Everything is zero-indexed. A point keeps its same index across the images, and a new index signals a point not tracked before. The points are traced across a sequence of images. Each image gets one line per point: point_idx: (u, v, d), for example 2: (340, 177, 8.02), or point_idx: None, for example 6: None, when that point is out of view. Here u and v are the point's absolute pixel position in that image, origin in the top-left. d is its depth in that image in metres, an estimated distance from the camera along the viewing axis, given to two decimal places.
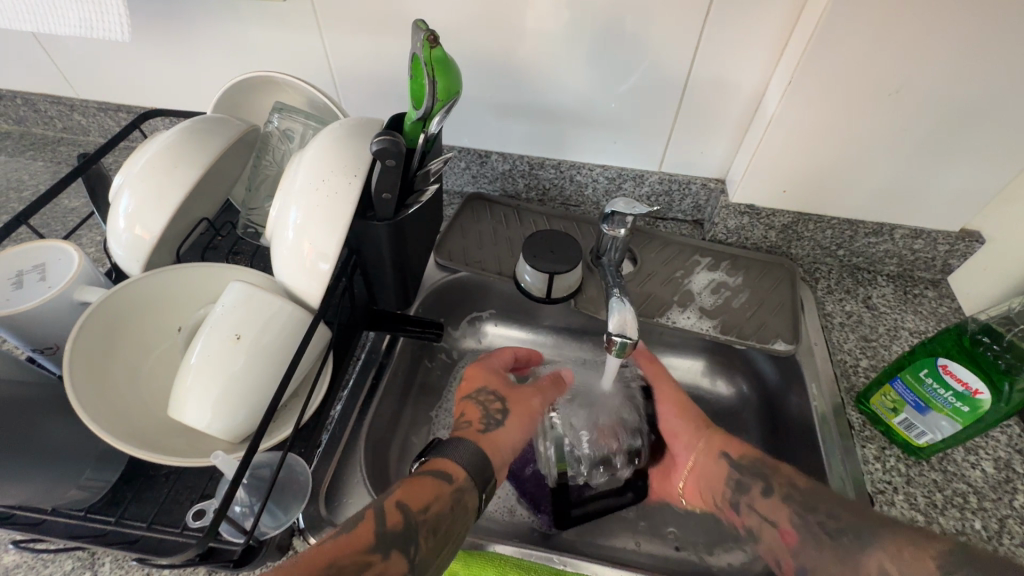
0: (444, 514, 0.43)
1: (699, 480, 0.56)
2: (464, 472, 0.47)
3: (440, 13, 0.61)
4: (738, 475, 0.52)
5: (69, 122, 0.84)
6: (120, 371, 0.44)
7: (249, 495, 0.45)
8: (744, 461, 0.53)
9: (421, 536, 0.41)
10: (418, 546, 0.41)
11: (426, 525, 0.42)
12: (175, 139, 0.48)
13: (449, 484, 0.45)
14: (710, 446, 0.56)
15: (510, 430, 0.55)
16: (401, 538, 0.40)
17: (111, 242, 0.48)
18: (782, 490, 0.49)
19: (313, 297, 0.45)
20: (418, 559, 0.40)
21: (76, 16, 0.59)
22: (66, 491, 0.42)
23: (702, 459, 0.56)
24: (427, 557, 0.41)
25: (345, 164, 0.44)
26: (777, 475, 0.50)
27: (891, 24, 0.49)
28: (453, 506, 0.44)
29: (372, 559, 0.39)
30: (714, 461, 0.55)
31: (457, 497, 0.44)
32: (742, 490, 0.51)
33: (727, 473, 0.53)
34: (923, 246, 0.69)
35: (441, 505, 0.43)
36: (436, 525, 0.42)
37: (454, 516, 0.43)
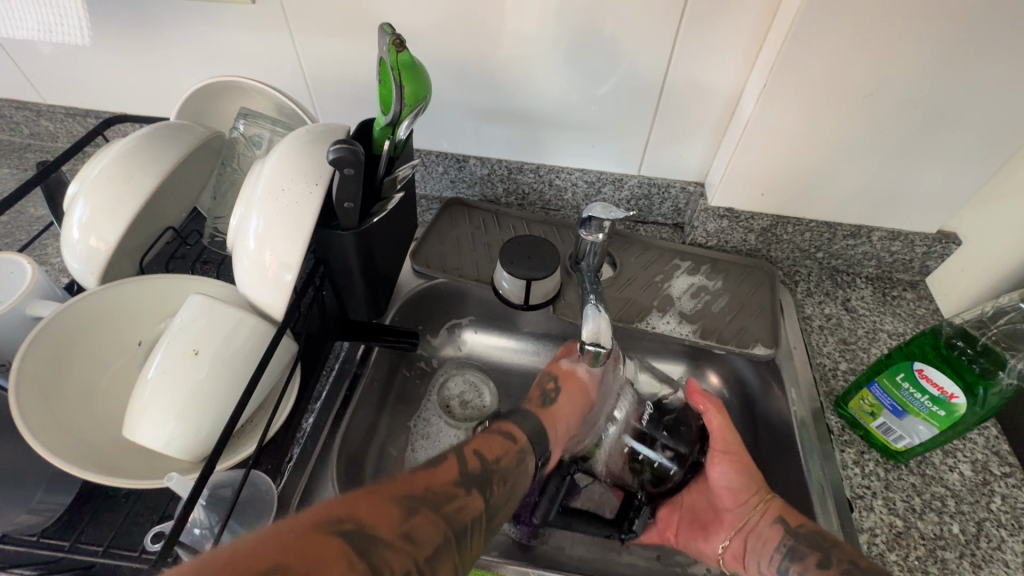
0: (511, 467, 0.43)
1: (746, 544, 0.53)
2: (524, 436, 0.48)
3: (412, 16, 0.59)
4: (794, 543, 0.48)
5: (35, 128, 0.82)
6: (74, 389, 0.43)
7: (209, 515, 0.43)
8: (804, 530, 0.49)
9: (495, 482, 0.41)
10: (494, 491, 0.40)
11: (498, 474, 0.42)
12: (132, 147, 0.47)
13: (513, 442, 0.46)
14: (770, 509, 0.52)
15: (563, 403, 0.56)
16: (480, 481, 0.40)
17: (65, 254, 0.47)
18: (840, 565, 0.45)
19: (276, 308, 0.44)
20: (493, 502, 0.40)
21: (34, 20, 0.57)
22: (15, 516, 0.41)
23: (756, 522, 0.52)
24: (499, 502, 0.40)
25: (307, 172, 0.42)
26: (838, 548, 0.46)
27: (862, 28, 0.49)
28: (517, 462, 0.44)
29: (459, 492, 0.38)
30: (768, 524, 0.51)
31: (522, 455, 0.45)
32: (794, 558, 0.48)
33: (780, 539, 0.49)
34: (901, 248, 0.69)
35: (509, 459, 0.44)
36: (506, 476, 0.42)
37: (519, 472, 0.44)
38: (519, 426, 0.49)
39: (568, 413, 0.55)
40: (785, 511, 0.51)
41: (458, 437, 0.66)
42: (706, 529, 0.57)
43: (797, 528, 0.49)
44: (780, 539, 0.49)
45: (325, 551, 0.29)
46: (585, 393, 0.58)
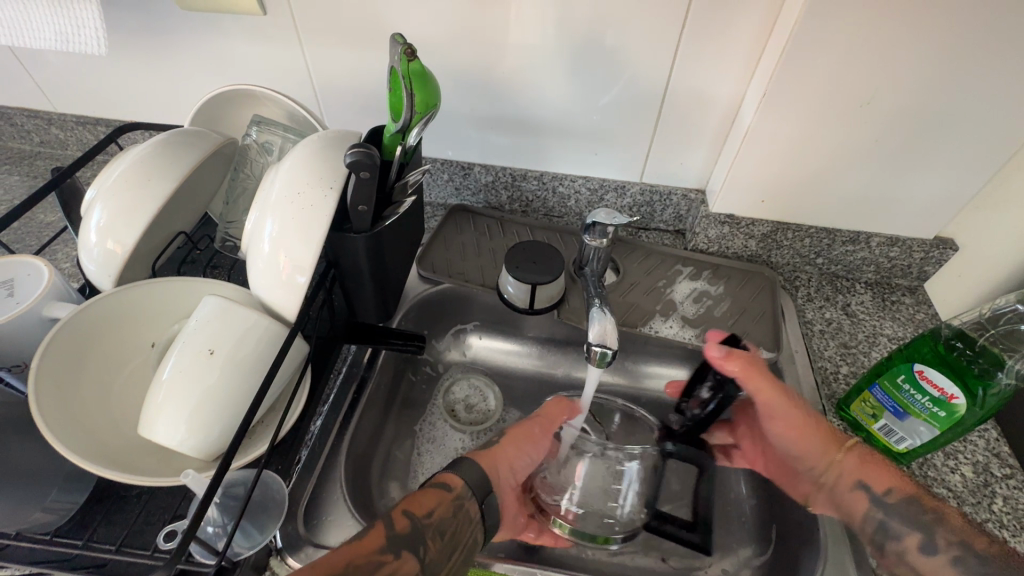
0: (449, 519, 0.41)
1: (829, 500, 0.51)
2: (463, 482, 0.44)
3: (419, 27, 0.61)
4: (884, 517, 0.46)
5: (46, 136, 0.83)
6: (90, 389, 0.43)
7: (221, 515, 0.43)
8: (892, 499, 0.46)
9: (429, 539, 0.40)
10: (427, 548, 0.39)
11: (432, 528, 0.40)
12: (148, 153, 0.48)
13: (450, 491, 0.43)
14: (847, 469, 0.50)
15: (506, 446, 0.51)
16: (410, 541, 0.39)
17: (82, 257, 0.47)
18: (949, 551, 0.41)
19: (290, 310, 0.45)
20: (429, 560, 0.39)
21: (52, 30, 0.59)
22: (31, 514, 0.41)
23: (834, 483, 0.50)
24: (436, 559, 0.39)
25: (321, 176, 0.44)
26: (943, 526, 0.42)
27: (860, 39, 0.50)
28: (456, 511, 0.42)
29: (386, 558, 0.37)
30: (850, 490, 0.49)
31: (459, 503, 0.42)
32: (887, 536, 0.45)
33: (866, 510, 0.47)
34: (899, 254, 0.70)
35: (445, 509, 0.41)
36: (442, 529, 0.40)
37: (458, 523, 0.42)
38: (458, 474, 0.44)
39: (513, 454, 0.51)
40: (864, 474, 0.48)
41: (462, 441, 0.66)
42: (788, 477, 0.57)
43: (884, 497, 0.46)
44: (866, 513, 0.47)
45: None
46: (536, 436, 0.54)
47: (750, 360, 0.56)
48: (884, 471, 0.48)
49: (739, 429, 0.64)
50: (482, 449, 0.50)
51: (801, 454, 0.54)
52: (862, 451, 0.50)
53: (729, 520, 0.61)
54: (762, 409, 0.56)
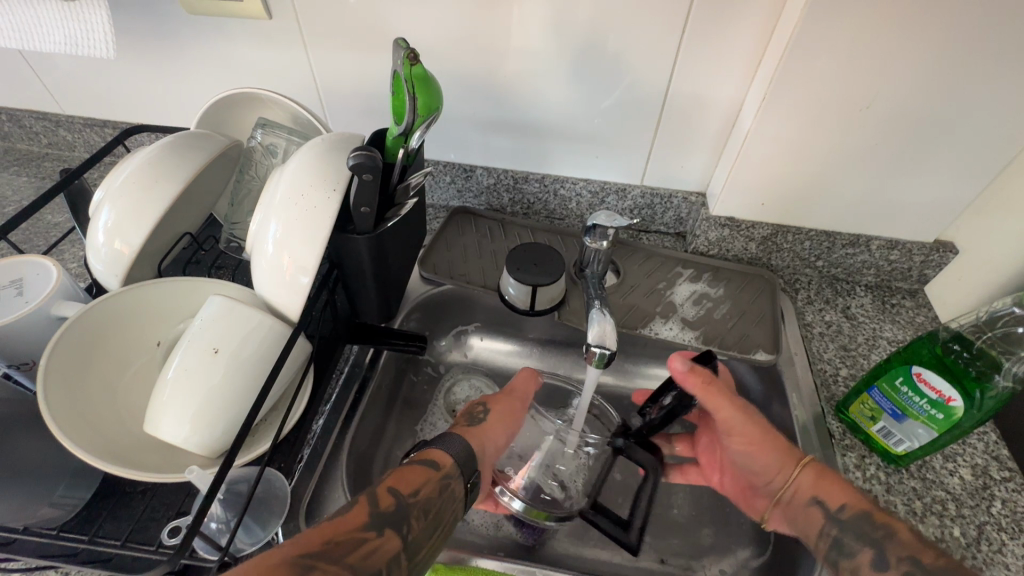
0: (435, 498, 0.42)
1: (785, 516, 0.50)
2: (452, 461, 0.45)
3: (422, 31, 0.62)
4: (839, 533, 0.45)
5: (54, 138, 0.84)
6: (98, 386, 0.44)
7: (225, 512, 0.44)
8: (846, 516, 0.45)
9: (413, 518, 0.40)
10: (411, 527, 0.40)
11: (417, 507, 0.41)
12: (156, 155, 0.49)
13: (436, 469, 0.44)
14: (803, 485, 0.49)
15: (492, 426, 0.53)
16: (395, 519, 0.39)
17: (90, 257, 0.48)
18: (900, 567, 0.41)
19: (294, 310, 0.45)
20: (411, 540, 0.39)
21: (62, 33, 0.60)
22: (39, 508, 0.42)
23: (790, 499, 0.50)
24: (420, 538, 0.40)
25: (325, 178, 0.44)
26: (894, 543, 0.42)
27: (858, 44, 0.51)
28: (442, 490, 0.42)
29: (369, 535, 0.38)
30: (805, 506, 0.48)
31: (445, 482, 0.43)
32: (841, 553, 0.44)
33: (822, 526, 0.46)
34: (899, 257, 0.70)
35: (430, 488, 0.42)
36: (428, 508, 0.41)
37: (443, 503, 0.42)
38: (445, 452, 0.45)
39: (498, 434, 0.53)
40: (820, 490, 0.48)
41: None
42: (745, 492, 0.57)
43: (839, 514, 0.46)
44: (822, 529, 0.46)
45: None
46: (515, 415, 0.56)
47: (710, 378, 0.52)
48: (837, 487, 0.47)
49: (699, 443, 0.64)
50: (471, 425, 0.52)
51: (757, 470, 0.53)
52: (816, 466, 0.49)
53: (727, 521, 0.61)
54: (721, 425, 0.54)
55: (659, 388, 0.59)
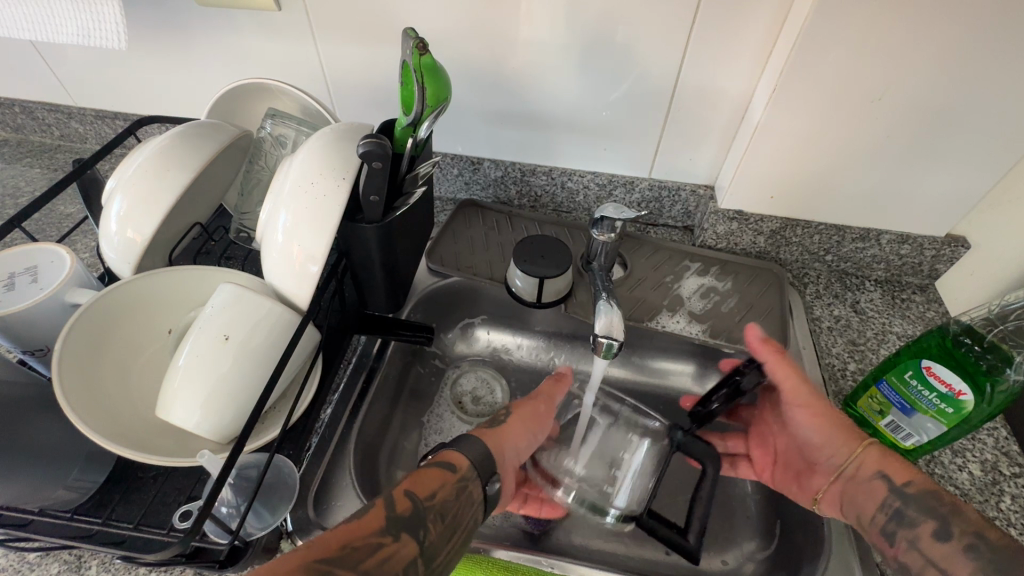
0: (452, 501, 0.40)
1: (844, 493, 0.48)
2: (468, 463, 0.42)
3: (431, 21, 0.62)
4: (901, 505, 0.43)
5: (66, 130, 0.85)
6: (110, 371, 0.45)
7: (235, 497, 0.45)
8: (912, 490, 0.43)
9: (430, 521, 0.38)
10: (428, 532, 0.38)
11: (433, 511, 0.38)
12: (168, 145, 0.49)
13: (453, 472, 0.41)
14: (868, 461, 0.47)
15: (515, 426, 0.49)
16: (410, 524, 0.37)
17: (104, 246, 0.49)
18: (962, 539, 0.39)
19: (303, 299, 0.46)
20: (428, 545, 0.37)
21: (74, 24, 0.60)
22: (54, 491, 0.43)
23: (851, 475, 0.48)
24: (438, 542, 0.38)
25: (334, 167, 0.45)
26: (959, 518, 0.40)
27: (872, 34, 0.50)
28: (459, 493, 0.40)
29: (385, 540, 0.36)
30: (867, 481, 0.46)
31: (462, 486, 0.41)
32: (901, 524, 0.43)
33: (885, 499, 0.44)
34: (910, 251, 0.70)
35: (448, 492, 0.40)
36: (444, 512, 0.39)
37: (462, 506, 0.40)
38: (462, 451, 0.43)
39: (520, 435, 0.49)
40: (887, 466, 0.46)
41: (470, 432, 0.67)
42: (800, 477, 0.55)
43: (905, 488, 0.44)
44: (884, 501, 0.44)
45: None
46: (539, 417, 0.53)
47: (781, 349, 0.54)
48: (906, 465, 0.45)
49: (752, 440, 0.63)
50: (493, 427, 0.48)
51: (817, 446, 0.52)
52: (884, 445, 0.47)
53: (731, 514, 0.61)
54: (783, 394, 0.53)
55: (714, 386, 0.61)
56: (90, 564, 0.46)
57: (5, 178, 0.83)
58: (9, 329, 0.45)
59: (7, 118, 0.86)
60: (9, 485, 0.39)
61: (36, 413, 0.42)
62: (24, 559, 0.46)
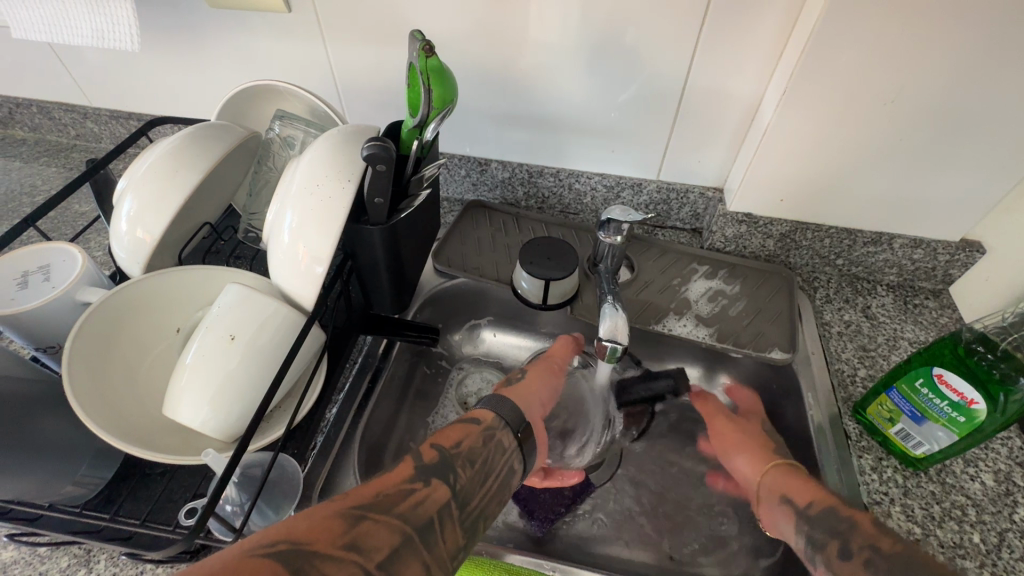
0: (478, 449, 0.42)
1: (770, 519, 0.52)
2: (494, 415, 0.46)
3: (438, 23, 0.62)
4: (809, 530, 0.46)
5: (81, 129, 0.86)
6: (119, 370, 0.45)
7: (239, 494, 0.45)
8: (813, 511, 0.47)
9: (459, 466, 0.40)
10: (457, 475, 0.39)
11: (460, 457, 0.41)
12: (177, 146, 0.50)
13: (478, 424, 0.44)
14: (774, 485, 0.52)
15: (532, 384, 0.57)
16: (439, 469, 0.39)
17: (114, 245, 0.50)
18: (862, 554, 0.41)
19: (308, 299, 0.46)
20: (460, 488, 0.39)
21: (89, 27, 0.61)
22: (62, 487, 0.43)
23: (769, 500, 0.52)
24: (468, 486, 0.39)
25: (340, 169, 0.45)
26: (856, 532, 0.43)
27: (886, 35, 0.49)
28: (485, 441, 0.43)
29: (417, 486, 0.37)
30: (778, 505, 0.51)
31: (489, 433, 0.44)
32: (815, 547, 0.45)
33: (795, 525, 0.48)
34: (923, 256, 0.68)
35: (473, 440, 0.42)
36: (470, 458, 0.41)
37: (489, 452, 0.42)
38: (488, 410, 0.46)
39: (541, 392, 0.56)
40: (789, 489, 0.50)
41: None
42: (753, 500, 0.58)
43: (806, 509, 0.47)
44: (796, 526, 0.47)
45: (253, 572, 0.28)
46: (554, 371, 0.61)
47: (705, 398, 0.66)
48: (805, 486, 0.50)
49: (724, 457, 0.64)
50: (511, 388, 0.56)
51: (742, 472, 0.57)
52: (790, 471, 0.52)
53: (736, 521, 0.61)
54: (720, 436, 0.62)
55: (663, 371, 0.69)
56: (98, 559, 0.47)
57: (23, 176, 0.85)
58: (21, 327, 0.45)
59: (24, 118, 0.88)
60: (19, 480, 0.40)
61: (48, 410, 0.43)
62: (35, 552, 0.47)
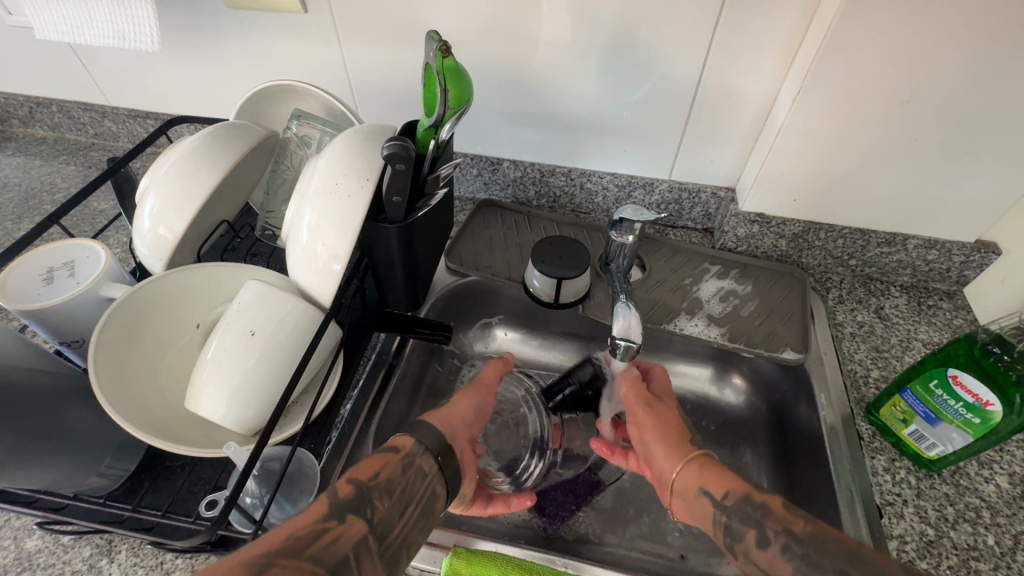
0: (399, 477, 0.40)
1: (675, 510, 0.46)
2: (414, 443, 0.43)
3: (452, 23, 0.62)
4: (726, 521, 0.42)
5: (100, 128, 0.88)
6: (142, 364, 0.46)
7: (259, 487, 0.47)
8: (729, 502, 0.42)
9: (376, 499, 0.38)
10: (376, 508, 0.38)
11: (379, 488, 0.39)
12: (197, 145, 0.51)
13: (397, 452, 0.42)
14: (688, 479, 0.45)
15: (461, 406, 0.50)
16: (356, 504, 0.38)
17: (137, 242, 0.51)
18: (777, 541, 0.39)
19: (327, 297, 0.47)
20: (379, 521, 0.38)
21: (111, 27, 0.62)
22: (87, 478, 0.44)
23: (678, 491, 0.45)
24: (388, 518, 0.38)
25: (358, 168, 0.45)
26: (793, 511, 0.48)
27: (901, 36, 0.49)
28: (406, 468, 0.41)
29: (329, 525, 0.36)
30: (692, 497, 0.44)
31: (410, 461, 0.41)
32: (734, 538, 0.41)
33: (711, 516, 0.43)
34: (937, 257, 0.68)
35: (392, 470, 0.40)
36: (391, 488, 0.39)
37: (412, 480, 0.40)
38: (408, 436, 0.43)
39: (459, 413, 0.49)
40: (706, 480, 0.44)
41: None
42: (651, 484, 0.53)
43: (723, 501, 0.42)
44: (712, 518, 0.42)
45: None
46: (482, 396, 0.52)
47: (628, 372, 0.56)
48: (723, 476, 0.44)
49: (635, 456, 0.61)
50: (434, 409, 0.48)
51: (652, 453, 0.49)
52: (709, 459, 0.46)
53: None
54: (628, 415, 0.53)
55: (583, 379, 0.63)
56: (120, 549, 0.48)
57: (43, 175, 0.87)
58: (47, 322, 0.47)
59: (45, 117, 0.89)
60: (46, 470, 0.41)
61: (74, 402, 0.44)
62: (58, 541, 0.48)
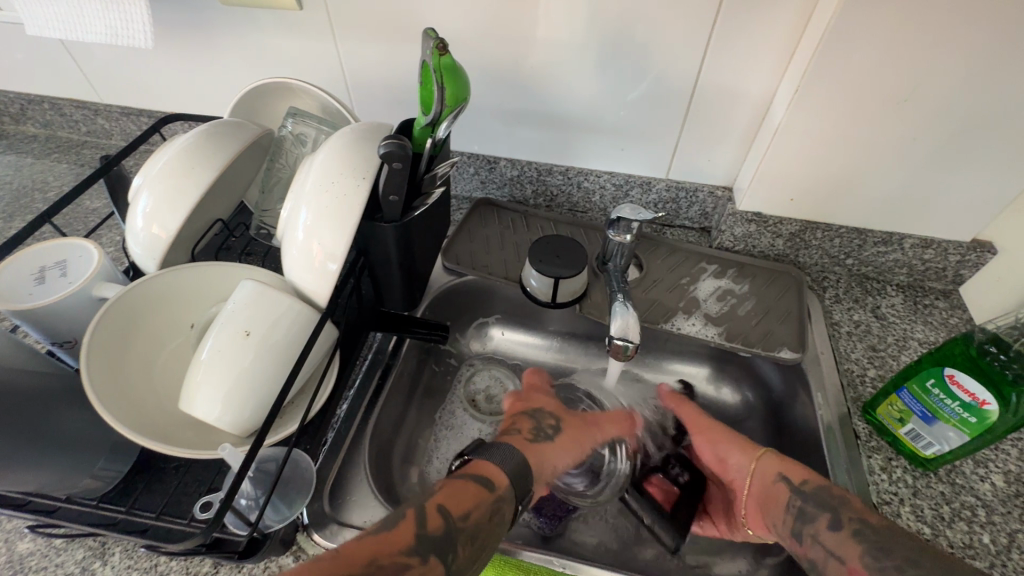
0: (484, 522, 0.40)
1: (759, 508, 0.51)
2: (506, 480, 0.44)
3: (449, 20, 0.62)
4: (802, 504, 0.47)
5: (92, 126, 0.87)
6: (135, 364, 0.46)
7: (254, 489, 0.46)
8: (808, 488, 0.48)
9: (461, 543, 0.39)
10: (457, 553, 0.38)
11: (465, 533, 0.39)
12: (191, 143, 0.50)
13: (492, 490, 0.43)
14: (767, 466, 0.52)
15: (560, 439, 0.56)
16: (439, 546, 0.38)
17: (130, 241, 0.50)
18: None
19: (322, 297, 0.46)
20: (456, 566, 0.38)
21: (103, 24, 0.62)
22: (80, 480, 0.44)
23: (760, 481, 0.52)
24: (463, 565, 0.38)
25: (354, 166, 0.45)
26: (848, 507, 0.45)
27: (899, 35, 0.49)
28: (494, 512, 0.41)
29: (411, 561, 0.36)
30: (773, 484, 0.51)
31: (498, 505, 0.42)
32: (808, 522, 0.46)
33: (789, 499, 0.49)
34: (933, 256, 0.68)
35: (482, 512, 0.40)
36: (475, 534, 0.39)
37: (493, 526, 0.41)
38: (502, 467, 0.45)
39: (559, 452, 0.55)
40: (785, 468, 0.51)
41: (482, 430, 0.68)
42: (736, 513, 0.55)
43: (802, 486, 0.48)
44: (788, 500, 0.48)
45: None
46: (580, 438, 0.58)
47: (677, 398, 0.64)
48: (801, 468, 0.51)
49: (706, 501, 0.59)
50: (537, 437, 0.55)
51: (724, 456, 0.57)
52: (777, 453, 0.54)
53: None
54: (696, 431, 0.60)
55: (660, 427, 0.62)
56: (113, 551, 0.47)
57: (35, 173, 0.86)
58: (38, 322, 0.46)
59: (36, 115, 0.88)
60: (38, 472, 0.41)
61: (66, 404, 0.44)
62: (50, 543, 0.48)
